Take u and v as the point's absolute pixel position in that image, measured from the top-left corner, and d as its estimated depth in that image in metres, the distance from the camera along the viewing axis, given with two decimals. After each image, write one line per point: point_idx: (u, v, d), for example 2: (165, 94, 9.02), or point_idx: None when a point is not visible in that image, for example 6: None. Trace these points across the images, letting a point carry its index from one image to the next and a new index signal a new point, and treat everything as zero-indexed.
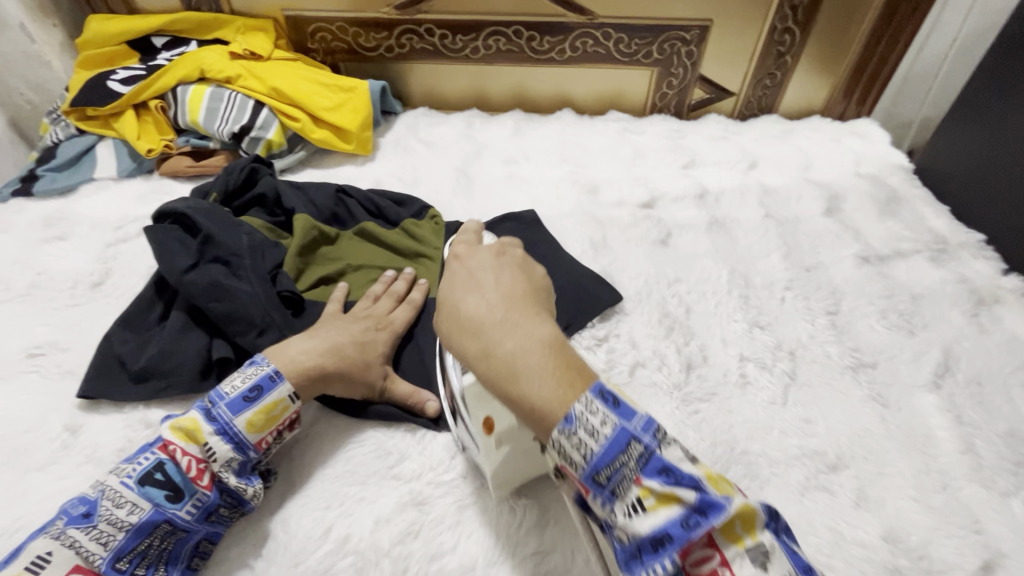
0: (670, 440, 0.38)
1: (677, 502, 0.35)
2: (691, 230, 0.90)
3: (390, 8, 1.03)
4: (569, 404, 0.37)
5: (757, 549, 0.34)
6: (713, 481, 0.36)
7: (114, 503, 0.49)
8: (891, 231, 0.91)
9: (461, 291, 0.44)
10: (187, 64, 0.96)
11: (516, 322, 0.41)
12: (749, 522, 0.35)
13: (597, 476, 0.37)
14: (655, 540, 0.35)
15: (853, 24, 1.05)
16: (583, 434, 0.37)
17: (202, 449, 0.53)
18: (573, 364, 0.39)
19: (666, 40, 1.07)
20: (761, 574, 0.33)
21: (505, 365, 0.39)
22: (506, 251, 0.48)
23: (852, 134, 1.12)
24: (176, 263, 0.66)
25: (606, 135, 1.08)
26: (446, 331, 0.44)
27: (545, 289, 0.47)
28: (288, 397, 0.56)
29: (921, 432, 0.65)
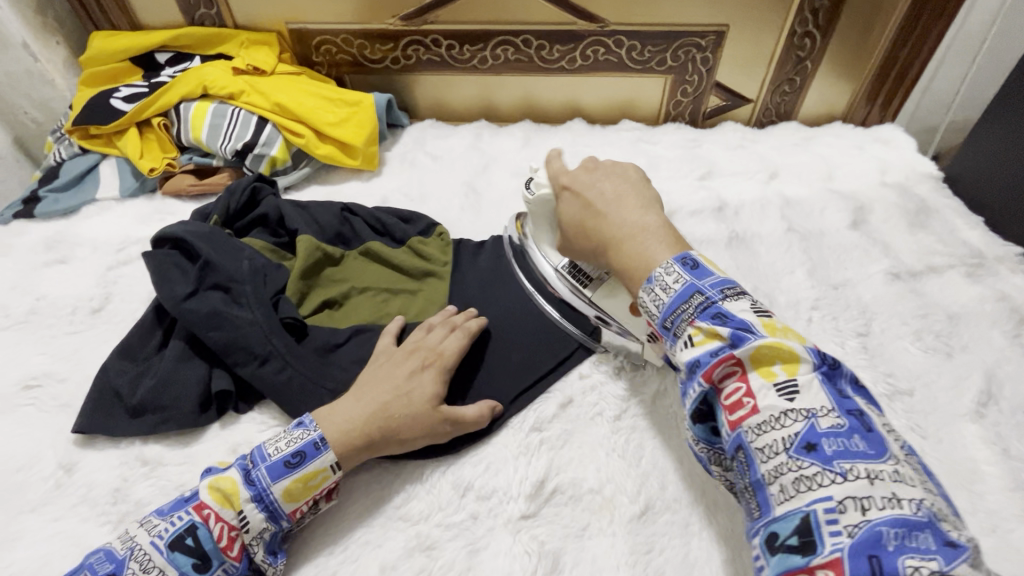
0: (737, 296, 0.50)
1: (719, 335, 0.47)
2: (710, 246, 0.86)
3: (395, 19, 1.01)
4: (652, 270, 0.54)
5: (787, 383, 0.44)
6: (768, 328, 0.47)
7: (141, 567, 0.47)
8: (922, 245, 0.87)
9: (578, 199, 0.64)
10: (190, 81, 0.94)
11: (626, 219, 0.61)
12: (786, 360, 0.45)
13: (665, 323, 0.51)
14: (692, 366, 0.47)
15: (876, 28, 1.01)
16: (658, 288, 0.53)
17: (236, 516, 0.50)
18: (674, 239, 0.57)
19: (680, 47, 1.04)
20: (785, 402, 0.43)
21: (612, 241, 0.60)
22: (616, 167, 0.67)
23: (876, 141, 1.08)
24: (175, 291, 0.64)
25: (619, 146, 1.05)
26: (574, 236, 0.65)
27: (643, 182, 0.66)
28: (330, 467, 0.53)
29: (965, 466, 0.61)
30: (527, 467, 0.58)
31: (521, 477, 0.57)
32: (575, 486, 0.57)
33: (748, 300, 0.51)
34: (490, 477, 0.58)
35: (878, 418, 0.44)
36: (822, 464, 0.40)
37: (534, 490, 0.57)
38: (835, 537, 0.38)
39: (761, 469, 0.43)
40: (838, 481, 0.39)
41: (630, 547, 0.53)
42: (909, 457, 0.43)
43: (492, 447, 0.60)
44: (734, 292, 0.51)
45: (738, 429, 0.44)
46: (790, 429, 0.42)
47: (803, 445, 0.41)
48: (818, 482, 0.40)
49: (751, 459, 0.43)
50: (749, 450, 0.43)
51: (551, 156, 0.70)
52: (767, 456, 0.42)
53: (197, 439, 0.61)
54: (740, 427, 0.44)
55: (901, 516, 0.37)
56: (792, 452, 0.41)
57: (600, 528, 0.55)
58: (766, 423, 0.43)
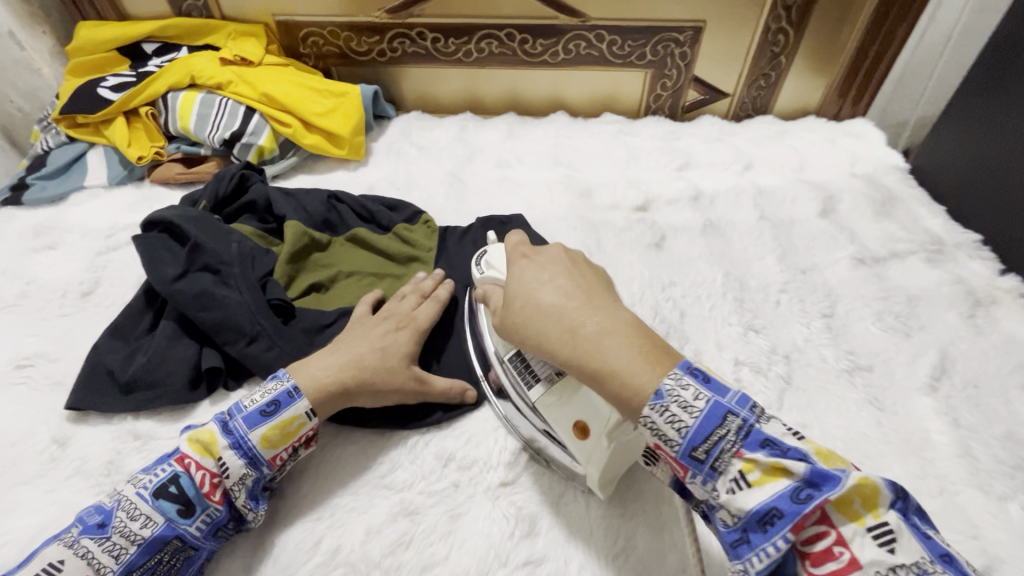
0: (768, 417, 0.44)
1: (784, 471, 0.41)
2: (686, 234, 0.89)
3: (381, 12, 1.03)
4: (659, 383, 0.45)
5: (880, 528, 0.39)
6: (821, 455, 0.42)
7: (129, 515, 0.49)
8: (886, 232, 0.91)
9: (534, 288, 0.54)
10: (178, 71, 0.95)
11: (594, 314, 0.50)
12: (868, 500, 0.40)
13: (696, 454, 0.43)
14: (764, 517, 0.40)
15: (847, 25, 1.05)
16: (674, 406, 0.44)
17: (216, 463, 0.52)
18: (653, 344, 0.48)
19: (659, 42, 1.07)
20: (888, 556, 0.38)
21: (581, 331, 0.49)
22: (571, 253, 0.59)
23: (847, 134, 1.12)
24: (164, 273, 0.65)
25: (600, 138, 1.08)
26: (522, 320, 0.53)
27: (603, 279, 0.57)
28: (305, 414, 0.56)
29: (918, 435, 0.65)
30: (507, 438, 0.61)
31: (502, 447, 0.60)
32: (553, 457, 0.60)
33: (774, 418, 0.45)
34: (472, 447, 0.60)
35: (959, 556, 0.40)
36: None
37: (513, 459, 0.60)
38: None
39: None
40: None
41: (603, 511, 0.56)
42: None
43: (473, 420, 0.63)
44: (763, 410, 0.45)
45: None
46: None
47: None
48: None
49: None
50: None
51: (514, 242, 0.61)
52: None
53: (188, 415, 0.63)
54: None
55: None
56: None
57: (575, 494, 0.58)
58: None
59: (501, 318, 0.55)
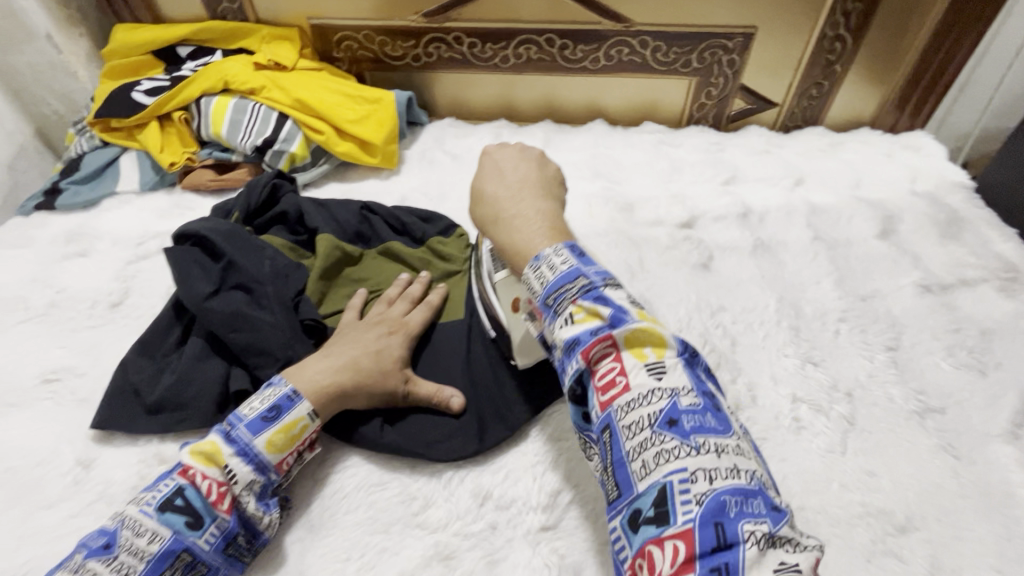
0: (615, 286, 0.48)
1: (599, 315, 0.45)
2: (734, 254, 0.84)
3: (418, 15, 1.00)
4: (543, 249, 0.51)
5: (656, 364, 0.43)
6: (638, 315, 0.45)
7: (134, 532, 0.46)
8: (953, 256, 0.84)
9: (486, 180, 0.60)
10: (212, 75, 0.93)
11: (523, 203, 0.56)
12: (654, 343, 0.44)
13: (547, 301, 0.48)
14: (570, 344, 0.44)
15: (908, 34, 0.98)
16: (544, 267, 0.49)
17: (223, 471, 0.51)
18: (558, 226, 0.55)
19: (706, 49, 1.02)
20: (651, 379, 0.42)
21: (501, 217, 0.56)
22: (529, 150, 0.62)
23: (906, 148, 1.05)
24: (196, 289, 0.63)
25: (641, 149, 1.03)
26: (475, 211, 0.59)
27: (556, 180, 0.61)
28: (308, 416, 0.55)
29: (999, 490, 0.59)
30: (547, 477, 0.57)
31: (543, 487, 0.56)
32: (596, 499, 0.56)
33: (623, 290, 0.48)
34: (510, 486, 0.57)
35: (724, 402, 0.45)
36: (681, 439, 0.39)
37: (554, 500, 0.56)
38: (684, 505, 0.37)
39: (625, 445, 0.41)
40: (693, 454, 0.39)
41: None
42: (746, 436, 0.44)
43: (512, 456, 0.59)
44: (616, 283, 0.48)
45: (607, 408, 0.42)
46: (655, 406, 0.41)
47: (666, 420, 0.40)
48: (676, 458, 0.39)
49: (615, 439, 0.41)
50: (616, 427, 0.42)
51: (490, 144, 0.64)
52: (631, 432, 0.41)
53: None
54: (610, 406, 0.42)
55: (739, 485, 0.38)
56: (656, 426, 0.40)
57: None
58: (635, 401, 0.41)
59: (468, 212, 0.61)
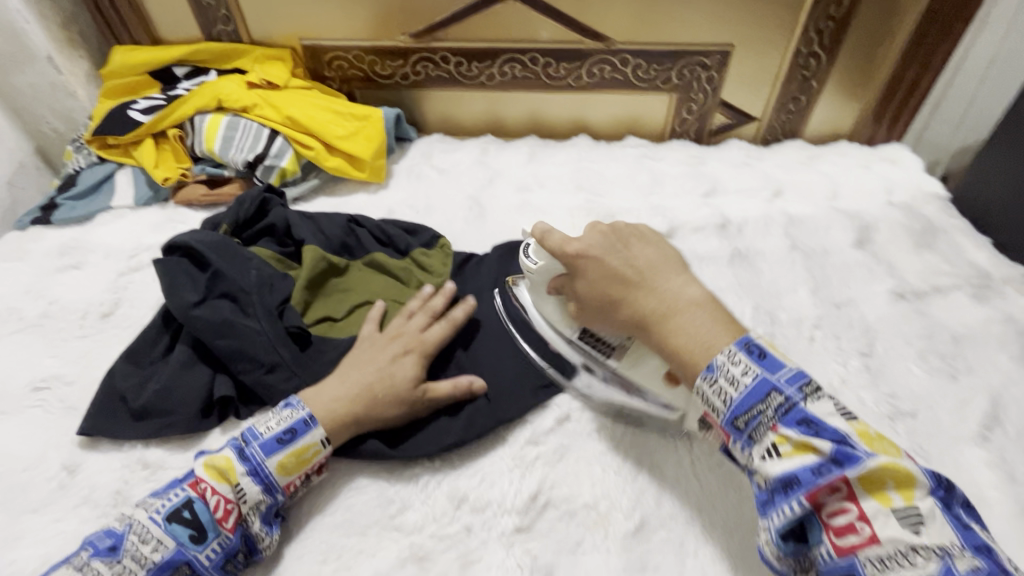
0: (818, 395, 0.47)
1: (813, 448, 0.44)
2: (713, 263, 0.86)
3: (406, 36, 1.04)
4: (714, 355, 0.50)
5: (907, 509, 0.41)
6: (864, 439, 0.44)
7: (140, 538, 0.49)
8: (927, 265, 0.86)
9: (607, 258, 0.58)
10: (206, 94, 0.96)
11: (665, 288, 0.55)
12: (901, 482, 0.42)
13: (736, 422, 0.48)
14: (785, 481, 0.44)
15: (880, 49, 1.01)
16: (721, 378, 0.49)
17: (233, 489, 0.53)
18: (726, 317, 0.53)
19: (685, 66, 1.05)
20: (910, 534, 0.40)
21: (649, 317, 0.54)
22: (613, 226, 0.62)
23: (882, 160, 1.08)
24: (183, 298, 0.65)
25: (623, 162, 1.06)
26: (590, 296, 0.59)
27: (669, 250, 0.60)
28: (319, 441, 0.56)
29: (969, 490, 0.60)
30: (524, 480, 0.58)
31: (519, 491, 0.57)
32: (570, 501, 0.57)
33: (827, 396, 0.48)
34: (485, 488, 0.58)
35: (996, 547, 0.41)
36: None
37: (528, 503, 0.57)
38: None
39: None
40: None
41: (625, 564, 0.53)
42: None
43: (488, 461, 0.60)
44: (817, 389, 0.47)
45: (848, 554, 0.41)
46: (924, 569, 0.39)
47: None
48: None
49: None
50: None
51: (597, 222, 0.62)
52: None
53: (198, 444, 0.62)
54: (852, 554, 0.41)
55: None
56: None
57: (595, 543, 0.54)
58: (891, 559, 0.40)
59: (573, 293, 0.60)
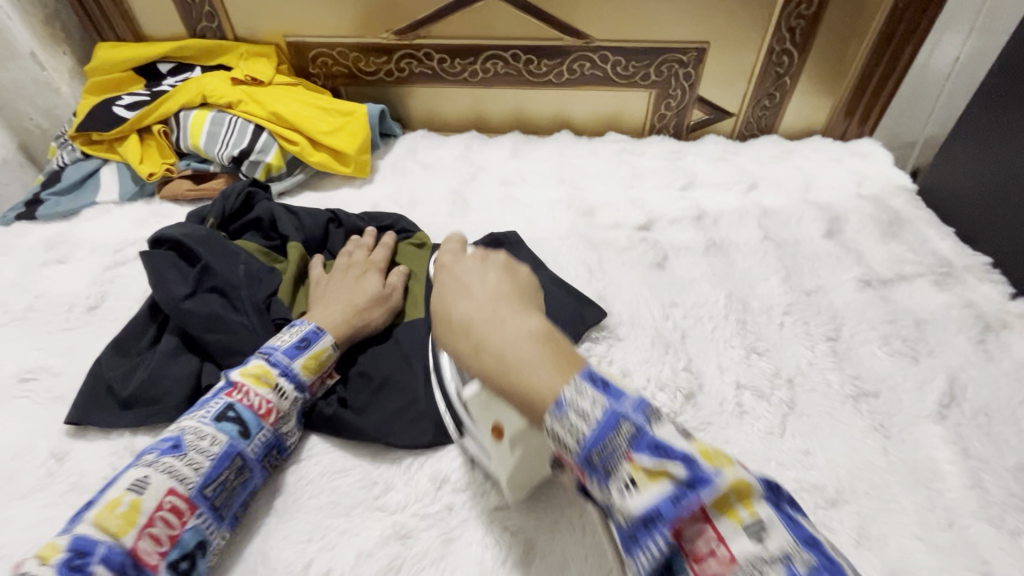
0: (662, 417, 0.37)
1: (668, 474, 0.35)
2: (689, 253, 0.88)
3: (389, 33, 1.05)
4: (560, 390, 0.39)
5: (754, 524, 0.33)
6: (706, 455, 0.36)
7: (198, 435, 0.53)
8: (893, 254, 0.89)
9: (452, 297, 0.49)
10: (190, 91, 0.97)
11: (505, 322, 0.44)
12: (742, 494, 0.34)
13: (590, 457, 0.37)
14: (645, 519, 0.34)
15: (850, 47, 1.05)
16: (571, 415, 0.37)
17: (271, 390, 0.58)
18: (564, 351, 0.42)
19: (663, 63, 1.07)
20: (757, 547, 0.32)
21: (484, 346, 0.44)
22: (491, 256, 0.54)
23: (854, 154, 1.11)
24: (173, 291, 0.66)
25: (604, 157, 1.08)
26: (443, 337, 0.48)
27: (531, 286, 0.52)
28: (331, 346, 0.64)
29: (926, 465, 0.63)
30: None
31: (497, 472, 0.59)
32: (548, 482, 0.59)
33: (671, 420, 0.38)
34: (465, 469, 0.60)
35: (824, 543, 0.36)
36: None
37: None
38: None
39: None
40: None
41: (599, 540, 0.55)
42: None
43: None
44: (661, 413, 0.38)
45: None
46: None
47: None
48: None
49: None
50: None
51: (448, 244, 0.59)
52: None
53: None
54: None
55: None
56: None
57: (572, 521, 0.56)
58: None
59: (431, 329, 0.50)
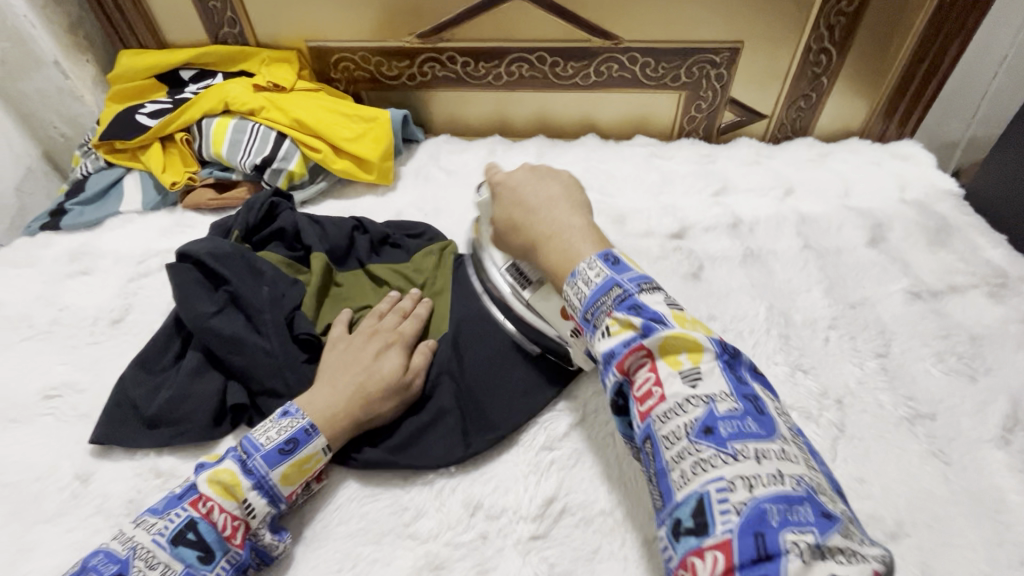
0: (651, 290, 0.52)
1: (632, 326, 0.49)
2: (725, 263, 0.85)
3: (412, 37, 1.03)
4: (577, 265, 0.56)
5: (691, 370, 0.46)
6: (677, 318, 0.50)
7: (147, 564, 0.47)
8: (942, 263, 0.85)
9: (511, 207, 0.65)
10: (213, 98, 0.96)
11: (554, 217, 0.62)
12: (690, 347, 0.47)
13: (586, 315, 0.53)
14: (608, 355, 0.49)
15: (893, 44, 1.00)
16: (580, 282, 0.54)
17: (241, 505, 0.52)
18: (598, 236, 0.60)
19: (694, 63, 1.04)
20: (688, 387, 0.45)
21: (539, 240, 0.61)
22: (538, 168, 0.69)
23: (895, 156, 1.06)
24: (200, 308, 0.65)
25: (632, 162, 1.05)
26: (507, 236, 0.66)
27: (575, 187, 0.67)
28: (321, 450, 0.56)
29: (991, 495, 0.59)
30: (540, 484, 0.58)
31: (532, 498, 0.57)
32: (585, 508, 0.56)
33: (662, 292, 0.53)
34: (499, 495, 0.58)
35: (771, 404, 0.47)
36: (717, 448, 0.42)
37: (543, 510, 0.56)
38: (724, 515, 0.39)
39: (665, 456, 0.44)
40: (729, 463, 0.41)
41: (642, 572, 0.52)
42: (794, 437, 0.46)
43: (501, 466, 0.60)
44: (652, 288, 0.53)
45: (647, 419, 0.46)
46: (690, 414, 0.44)
47: (701, 429, 0.43)
48: (713, 466, 0.41)
49: (657, 449, 0.44)
50: (657, 439, 0.45)
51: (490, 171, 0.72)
52: (671, 441, 0.44)
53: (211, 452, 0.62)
54: (648, 417, 0.46)
55: (780, 491, 0.39)
56: (692, 436, 0.43)
57: (612, 551, 0.54)
58: (671, 411, 0.45)
59: (494, 230, 0.68)
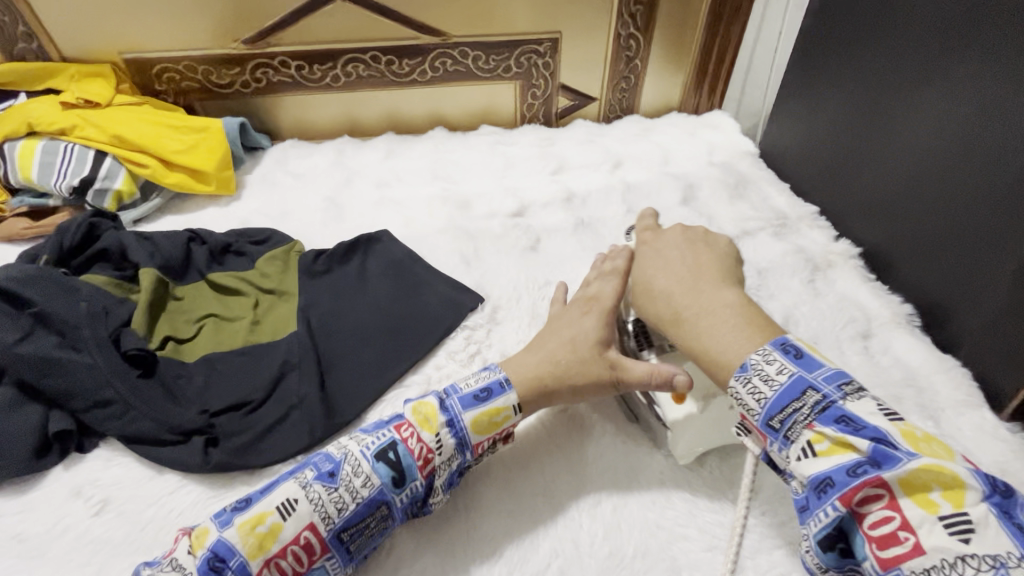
0: (858, 395, 0.48)
1: (852, 446, 0.45)
2: (559, 234, 0.93)
3: (238, 43, 1.01)
4: (747, 357, 0.53)
5: (956, 518, 0.40)
6: (910, 439, 0.45)
7: (354, 471, 0.53)
8: (740, 213, 1.00)
9: (656, 270, 0.66)
10: (14, 120, 0.89)
11: (705, 291, 0.61)
12: (947, 487, 0.41)
13: (772, 422, 0.49)
14: (819, 482, 0.45)
15: (687, 27, 1.15)
16: (757, 378, 0.51)
17: (433, 437, 0.56)
18: (754, 320, 0.57)
19: (521, 54, 1.12)
20: (960, 544, 0.39)
21: (684, 315, 0.60)
22: (689, 230, 0.71)
23: (706, 126, 1.22)
24: (0, 336, 0.61)
25: (478, 150, 1.11)
26: (644, 304, 0.65)
27: (727, 254, 0.68)
28: (511, 407, 0.59)
29: None
30: None
31: None
32: None
33: (868, 396, 0.49)
34: None
35: None
36: None
37: None
38: None
39: None
40: None
41: (485, 515, 0.61)
42: None
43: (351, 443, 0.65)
44: (856, 390, 0.49)
45: (891, 566, 0.41)
46: None
47: None
48: None
49: None
50: None
51: (645, 219, 0.75)
52: None
53: (36, 486, 0.60)
54: (895, 564, 0.41)
55: None
56: None
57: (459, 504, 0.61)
58: (938, 568, 0.39)
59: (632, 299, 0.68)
